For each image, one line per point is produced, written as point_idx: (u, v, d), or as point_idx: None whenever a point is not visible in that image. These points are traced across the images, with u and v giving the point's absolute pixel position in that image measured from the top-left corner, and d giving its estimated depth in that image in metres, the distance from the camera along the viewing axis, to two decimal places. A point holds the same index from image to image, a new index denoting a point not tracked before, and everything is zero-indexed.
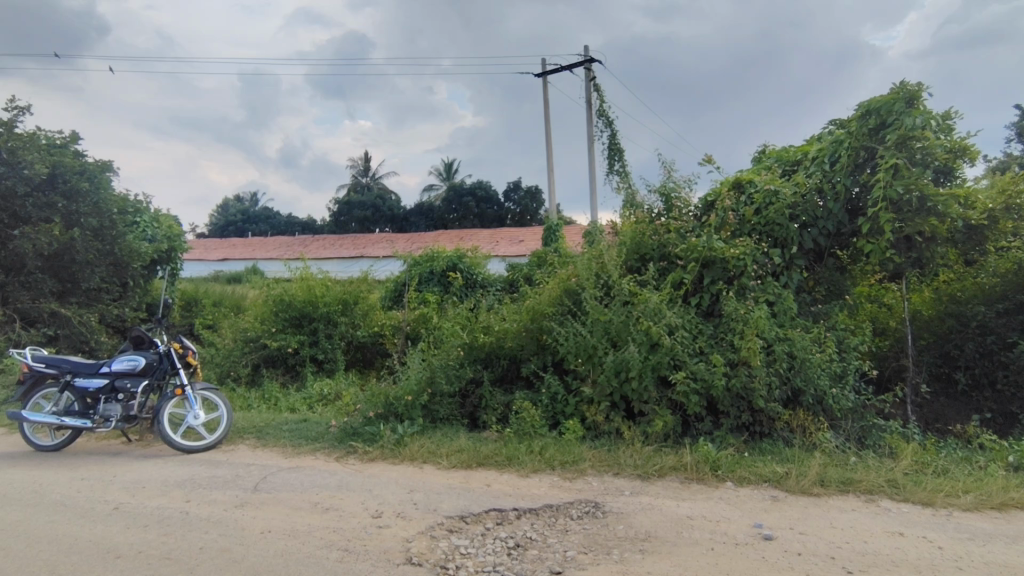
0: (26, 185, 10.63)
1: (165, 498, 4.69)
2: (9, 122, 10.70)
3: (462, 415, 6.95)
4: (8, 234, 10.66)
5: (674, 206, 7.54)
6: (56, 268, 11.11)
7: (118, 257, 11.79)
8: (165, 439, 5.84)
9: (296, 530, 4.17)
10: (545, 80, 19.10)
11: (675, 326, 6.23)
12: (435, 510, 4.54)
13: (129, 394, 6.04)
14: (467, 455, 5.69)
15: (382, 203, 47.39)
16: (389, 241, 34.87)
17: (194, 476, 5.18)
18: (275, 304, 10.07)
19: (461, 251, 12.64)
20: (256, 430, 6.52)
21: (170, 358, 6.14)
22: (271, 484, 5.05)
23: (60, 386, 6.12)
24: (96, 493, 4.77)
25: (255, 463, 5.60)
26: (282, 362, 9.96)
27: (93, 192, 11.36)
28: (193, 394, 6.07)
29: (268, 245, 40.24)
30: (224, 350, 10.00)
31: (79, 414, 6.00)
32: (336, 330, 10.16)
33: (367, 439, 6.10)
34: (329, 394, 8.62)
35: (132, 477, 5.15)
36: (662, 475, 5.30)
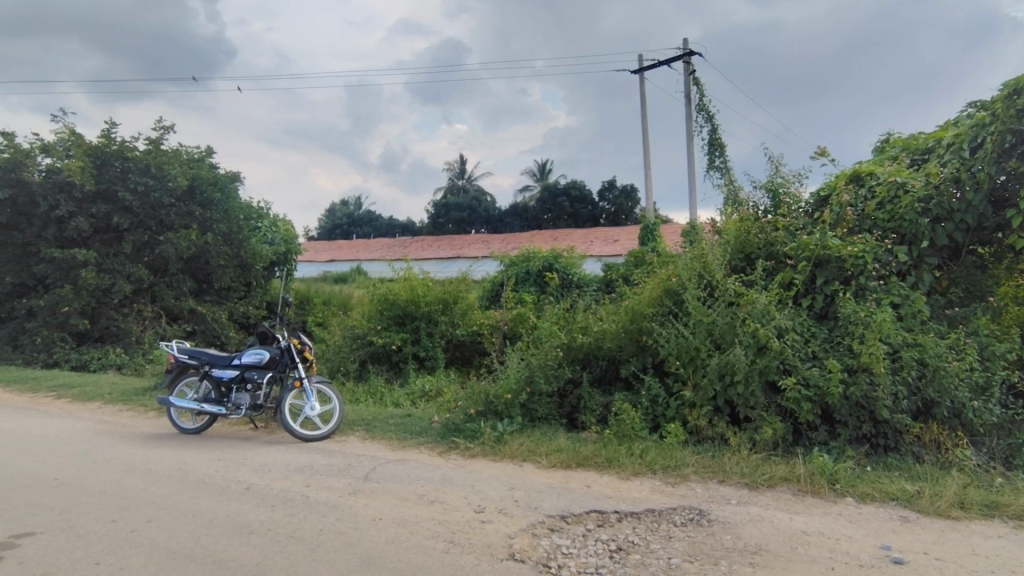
0: (171, 196, 11.81)
1: (288, 481, 5.08)
2: (157, 141, 12.02)
3: (560, 414, 6.98)
4: (155, 240, 11.87)
5: (783, 203, 7.15)
6: (194, 269, 12.51)
7: (244, 259, 13.00)
8: (287, 428, 6.33)
9: (404, 520, 4.37)
10: (641, 76, 18.71)
11: (786, 329, 5.90)
12: (536, 508, 4.59)
13: (256, 384, 6.59)
14: (566, 455, 5.70)
15: (477, 204, 48.56)
16: (484, 242, 35.64)
17: (312, 463, 5.57)
18: (381, 303, 10.58)
19: (557, 251, 12.68)
20: (365, 422, 6.91)
21: (290, 353, 6.60)
22: (380, 474, 5.33)
23: (200, 375, 6.80)
24: (231, 474, 5.26)
25: (364, 454, 5.93)
26: (386, 359, 10.46)
27: (224, 201, 12.60)
28: (310, 387, 6.53)
29: (371, 246, 42.44)
30: (334, 346, 10.63)
31: (216, 401, 6.63)
32: (437, 328, 10.54)
33: (468, 435, 6.27)
34: (431, 390, 8.94)
35: (259, 461, 5.62)
36: (772, 485, 5.03)
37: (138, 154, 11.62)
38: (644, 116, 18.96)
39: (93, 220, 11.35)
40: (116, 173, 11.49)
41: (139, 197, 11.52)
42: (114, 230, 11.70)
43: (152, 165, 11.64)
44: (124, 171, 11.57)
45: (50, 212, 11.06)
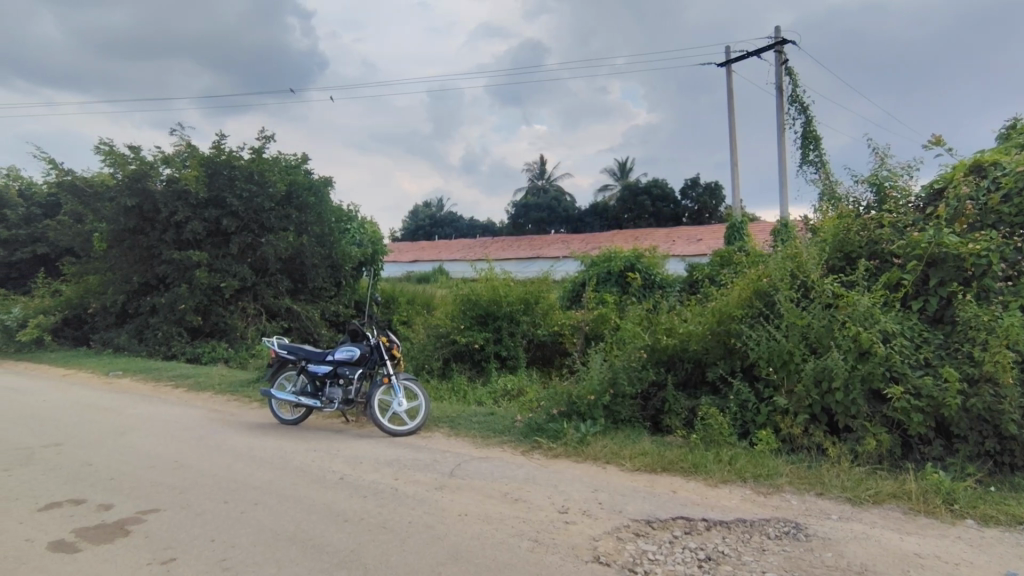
0: (271, 201, 12.68)
1: (379, 474, 5.29)
2: (260, 150, 12.89)
3: (642, 417, 6.82)
4: (257, 242, 12.72)
5: (889, 198, 6.63)
6: (291, 270, 13.33)
7: (336, 260, 13.72)
8: (376, 423, 6.58)
9: (489, 517, 4.43)
10: (728, 68, 17.97)
11: (893, 333, 5.49)
12: (620, 512, 4.52)
13: (348, 379, 6.90)
14: (651, 459, 5.58)
15: (557, 205, 48.62)
16: (564, 243, 35.59)
17: (401, 457, 5.77)
18: (463, 302, 10.77)
19: (639, 250, 12.44)
20: (449, 419, 7.08)
21: (379, 351, 6.85)
22: (465, 471, 5.44)
23: (298, 370, 7.21)
24: (326, 464, 5.54)
25: (450, 450, 6.08)
26: (469, 357, 10.65)
27: (318, 205, 13.35)
28: (397, 384, 6.76)
29: (453, 246, 43.43)
30: (419, 344, 10.95)
31: (311, 395, 7.00)
32: (518, 328, 10.63)
33: (550, 435, 6.27)
34: (512, 390, 9.02)
35: (352, 453, 5.89)
36: (879, 501, 4.67)
37: (244, 163, 12.49)
38: (730, 111, 18.21)
39: (205, 224, 12.30)
40: (224, 181, 12.39)
41: (245, 203, 12.43)
42: (222, 232, 12.63)
43: (255, 172, 12.51)
44: (231, 178, 12.46)
45: (169, 218, 12.07)
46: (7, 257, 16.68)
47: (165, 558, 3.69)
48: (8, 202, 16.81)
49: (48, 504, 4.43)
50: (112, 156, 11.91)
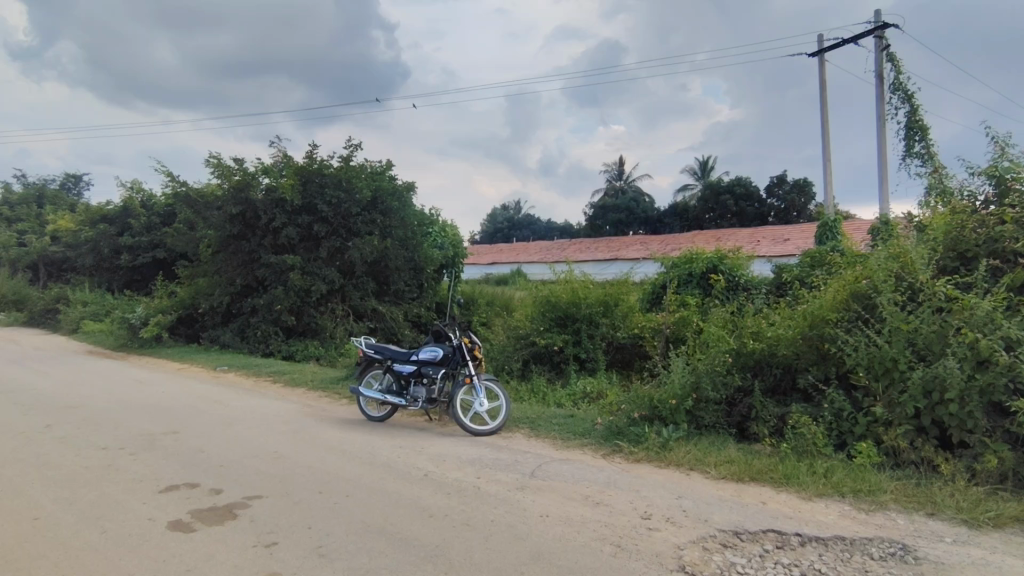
0: (358, 207, 13.27)
1: (461, 472, 5.41)
2: (347, 158, 13.53)
3: (727, 423, 6.56)
4: (345, 245, 13.34)
5: (1011, 191, 6.03)
6: (376, 272, 13.92)
7: (417, 262, 14.34)
8: (459, 422, 6.73)
9: (571, 519, 4.42)
10: (821, 58, 16.99)
11: (1017, 341, 4.98)
12: (706, 521, 4.38)
13: (432, 379, 7.10)
14: (738, 468, 5.37)
15: (636, 205, 47.76)
16: (643, 245, 34.92)
17: (482, 457, 5.87)
18: (543, 304, 10.79)
19: (722, 251, 11.99)
20: (530, 420, 7.13)
21: (461, 352, 7.00)
22: (546, 472, 5.46)
23: (384, 369, 7.48)
24: (411, 460, 5.73)
25: (530, 451, 6.11)
26: (548, 359, 10.66)
27: (401, 209, 13.89)
28: (479, 384, 6.88)
29: (530, 249, 43.66)
30: (500, 345, 11.09)
31: (397, 392, 7.26)
32: (597, 330, 10.55)
33: (632, 439, 6.18)
34: (592, 392, 8.95)
35: (435, 451, 6.05)
36: (1000, 525, 4.27)
37: (333, 171, 13.13)
38: (824, 102, 17.20)
39: (298, 229, 13.03)
40: (315, 188, 13.04)
41: (334, 209, 13.08)
42: (313, 237, 13.34)
43: (343, 180, 13.13)
44: (321, 186, 13.09)
45: (267, 224, 12.88)
46: (130, 261, 18.44)
47: (268, 542, 3.94)
48: (131, 212, 18.57)
49: (168, 486, 4.86)
50: (220, 168, 12.83)
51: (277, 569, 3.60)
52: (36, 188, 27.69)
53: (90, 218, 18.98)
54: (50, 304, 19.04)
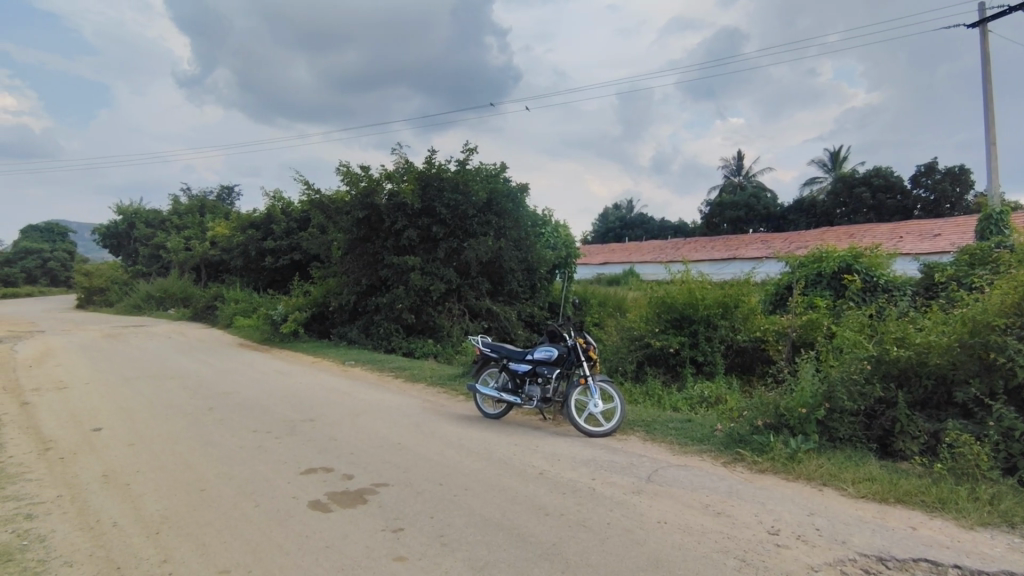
0: (474, 208, 13.71)
1: (576, 473, 5.39)
2: (464, 162, 14.01)
3: (866, 438, 5.97)
4: (461, 246, 13.81)
5: None
6: (490, 272, 14.34)
7: (531, 262, 14.73)
8: (573, 422, 6.72)
9: (690, 528, 4.25)
10: (982, 29, 15.04)
11: None
12: (843, 543, 4.03)
13: (546, 378, 7.15)
14: (881, 487, 4.88)
15: (756, 201, 45.08)
16: (765, 243, 32.90)
17: (597, 458, 5.82)
18: (658, 305, 10.48)
19: (858, 249, 10.98)
20: (645, 423, 6.96)
21: (576, 352, 6.98)
22: (663, 477, 5.30)
23: (499, 367, 7.64)
24: (526, 458, 5.81)
25: (646, 455, 5.96)
26: (663, 361, 10.35)
27: (515, 210, 14.26)
28: (593, 385, 6.83)
29: (642, 249, 42.69)
30: (612, 347, 10.78)
31: (512, 391, 7.38)
32: (716, 333, 10.10)
33: (756, 448, 5.84)
34: (710, 397, 8.57)
35: (550, 450, 6.09)
36: None
37: (451, 174, 13.63)
38: (985, 79, 15.22)
39: (418, 231, 13.66)
40: (434, 191, 13.59)
41: (452, 211, 13.60)
42: (431, 238, 13.92)
43: (460, 183, 13.59)
44: (439, 189, 13.62)
45: (390, 227, 13.64)
46: (273, 263, 20.35)
47: (395, 527, 4.17)
48: (274, 218, 20.52)
49: (307, 469, 5.30)
50: (349, 175, 13.76)
51: (404, 553, 3.80)
52: (199, 199, 31.40)
53: (241, 224, 21.23)
54: (209, 301, 21.54)
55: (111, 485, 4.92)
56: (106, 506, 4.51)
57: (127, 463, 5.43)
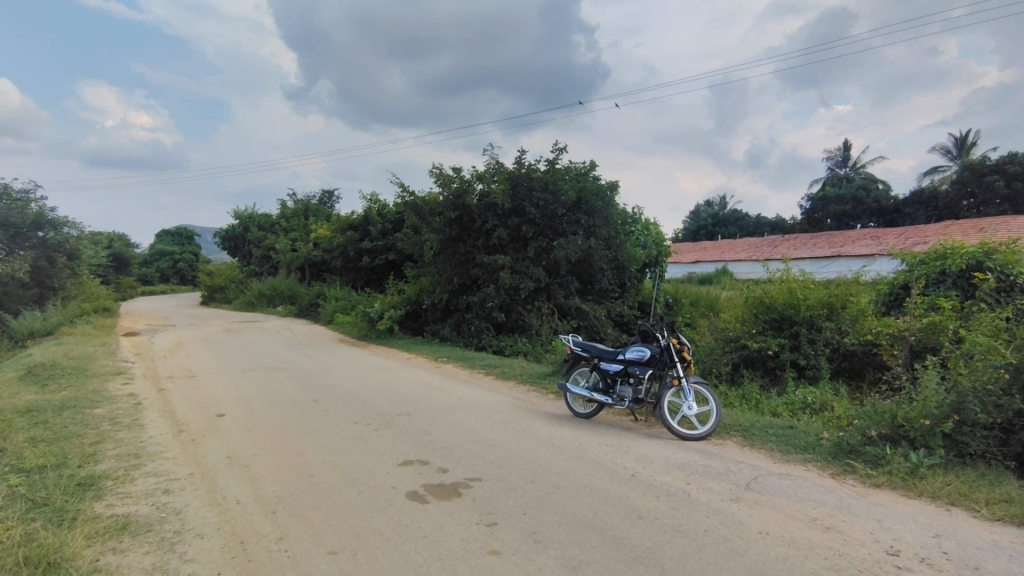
0: (564, 207, 13.72)
1: (670, 476, 5.25)
2: (553, 161, 14.04)
3: (1003, 455, 5.35)
4: (550, 245, 13.84)
5: None
6: (579, 271, 14.28)
7: (620, 261, 14.57)
8: (666, 424, 6.55)
9: (796, 541, 4.02)
10: None
11: None
12: (975, 569, 3.65)
13: (639, 379, 7.02)
14: (1021, 510, 4.38)
15: (866, 194, 41.82)
16: (877, 239, 30.45)
17: (692, 462, 5.64)
18: (755, 305, 9.97)
19: (990, 244, 9.89)
20: (743, 428, 6.66)
21: (670, 352, 6.79)
22: (764, 485, 5.05)
23: (590, 366, 7.57)
24: (618, 459, 5.73)
25: (745, 461, 5.70)
26: (761, 364, 9.83)
27: (604, 209, 14.12)
28: (688, 387, 6.62)
29: (737, 246, 40.87)
30: (705, 348, 10.38)
31: (603, 391, 7.29)
32: (820, 336, 9.49)
33: (869, 460, 5.44)
34: (815, 403, 8.05)
35: (642, 452, 5.97)
36: None
37: (540, 174, 13.67)
38: None
39: (509, 230, 13.82)
40: (524, 191, 13.69)
41: (542, 211, 13.65)
42: (521, 238, 14.04)
43: (549, 182, 13.61)
44: (529, 189, 13.70)
45: (481, 227, 13.91)
46: (370, 263, 21.37)
47: (489, 521, 4.25)
48: (372, 220, 21.52)
49: (406, 460, 5.52)
50: (442, 177, 14.14)
51: (498, 547, 3.87)
52: (304, 203, 33.50)
53: (341, 226, 22.45)
54: (313, 299, 22.94)
55: (233, 466, 5.37)
56: (230, 485, 4.92)
57: (246, 447, 5.90)
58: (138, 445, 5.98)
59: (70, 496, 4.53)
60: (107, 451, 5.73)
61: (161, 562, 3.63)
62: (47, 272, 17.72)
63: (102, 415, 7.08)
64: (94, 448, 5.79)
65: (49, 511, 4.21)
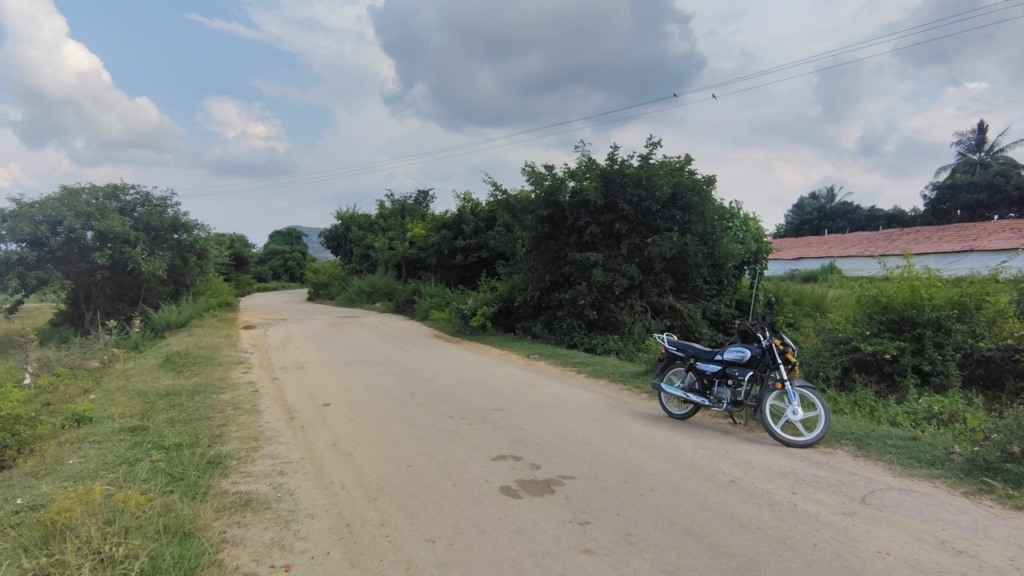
0: (658, 203, 13.39)
1: (774, 484, 4.98)
2: (647, 156, 13.72)
3: None
4: (644, 242, 13.55)
5: None
6: (674, 269, 13.89)
7: (717, 258, 14.04)
8: (768, 429, 6.22)
9: (921, 564, 3.68)
10: None
11: None
12: None
13: (738, 381, 6.70)
14: None
15: (1004, 181, 37.46)
16: (1017, 232, 27.20)
17: (798, 471, 5.31)
18: (870, 305, 9.25)
19: None
20: (856, 437, 6.19)
21: (772, 354, 6.43)
22: (881, 500, 4.67)
23: (686, 366, 7.33)
24: (716, 463, 5.51)
25: (860, 473, 5.29)
26: (877, 369, 9.07)
27: (701, 204, 13.64)
28: (793, 390, 6.23)
29: (847, 241, 38.02)
30: (812, 350, 9.72)
31: (700, 392, 7.04)
32: (948, 339, 8.62)
33: (1009, 480, 4.87)
34: (941, 413, 7.32)
35: (742, 457, 5.71)
36: None
37: (634, 170, 13.39)
38: None
39: (601, 227, 13.66)
40: (617, 187, 13.46)
41: (635, 207, 13.38)
42: (613, 235, 13.84)
43: (643, 178, 13.31)
44: (622, 185, 13.46)
45: (573, 224, 13.84)
46: (463, 261, 21.92)
47: (582, 520, 4.24)
48: (465, 219, 22.07)
49: (499, 455, 5.62)
50: (534, 175, 14.20)
51: (592, 547, 3.84)
52: (401, 203, 34.81)
53: (436, 225, 23.17)
54: (409, 296, 23.86)
55: (339, 453, 5.70)
56: (336, 471, 5.24)
57: (349, 436, 6.25)
58: (257, 429, 6.50)
59: (201, 472, 5.02)
60: (231, 433, 6.29)
61: (278, 538, 3.93)
62: (181, 270, 19.58)
63: (227, 401, 7.76)
64: (221, 430, 6.36)
65: (184, 485, 4.68)
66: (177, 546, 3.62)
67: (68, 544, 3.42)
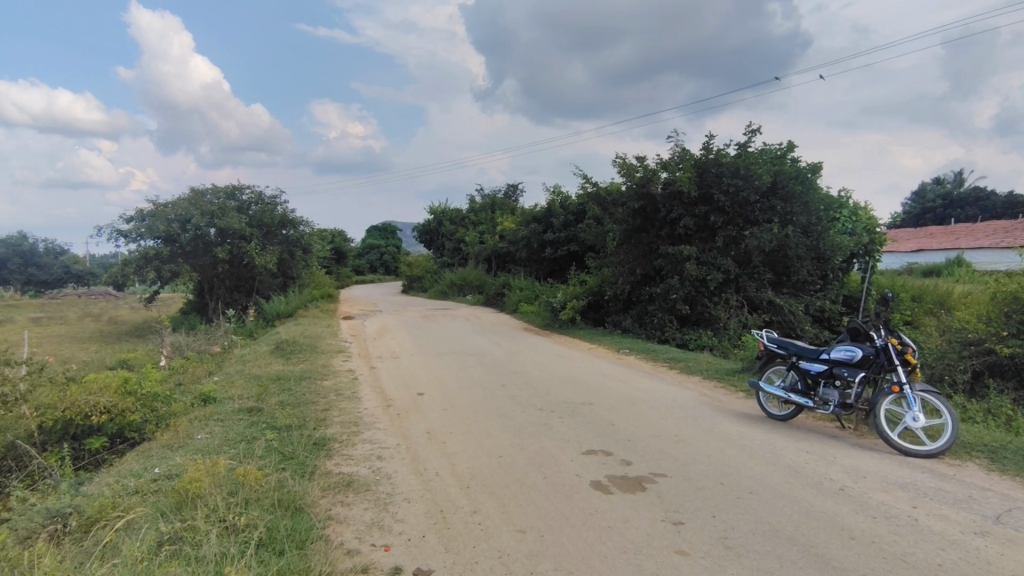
0: (757, 194, 12.71)
1: (890, 495, 4.60)
2: (745, 144, 13.07)
3: None
4: (741, 234, 12.94)
5: None
6: (774, 262, 13.17)
7: (823, 251, 13.15)
8: (883, 435, 5.75)
9: None
10: None
11: None
12: None
13: (846, 382, 6.25)
14: None
15: None
16: None
17: (918, 483, 4.87)
18: (1008, 302, 8.30)
19: None
20: (989, 449, 5.58)
21: (887, 353, 5.92)
22: (1021, 521, 4.18)
23: (787, 365, 6.92)
24: (823, 469, 5.17)
25: (993, 489, 4.77)
26: (1016, 374, 8.09)
27: (805, 194, 12.84)
28: (912, 395, 5.70)
29: (977, 231, 34.32)
30: (936, 351, 8.84)
31: (803, 392, 6.64)
32: None
33: None
34: None
35: (852, 464, 5.32)
36: None
37: (730, 159, 12.79)
38: None
39: (695, 219, 13.18)
40: (712, 177, 12.91)
41: (732, 197, 12.79)
42: (708, 227, 13.31)
43: (741, 167, 12.68)
44: (718, 175, 12.89)
45: (665, 217, 13.45)
46: (552, 254, 21.94)
47: (675, 520, 4.13)
48: (555, 212, 22.07)
49: (589, 450, 5.59)
50: (625, 167, 13.92)
51: (686, 548, 3.73)
52: (491, 197, 35.35)
53: (526, 219, 23.35)
54: (498, 289, 24.22)
55: (432, 441, 5.90)
56: (430, 458, 5.43)
57: (442, 425, 6.45)
58: (357, 415, 6.87)
59: (309, 452, 5.38)
60: (334, 417, 6.69)
61: (378, 519, 4.14)
62: (290, 264, 21.06)
63: (329, 387, 8.26)
64: (325, 414, 6.79)
65: (294, 464, 5.04)
66: (290, 519, 3.91)
67: (198, 511, 3.79)
